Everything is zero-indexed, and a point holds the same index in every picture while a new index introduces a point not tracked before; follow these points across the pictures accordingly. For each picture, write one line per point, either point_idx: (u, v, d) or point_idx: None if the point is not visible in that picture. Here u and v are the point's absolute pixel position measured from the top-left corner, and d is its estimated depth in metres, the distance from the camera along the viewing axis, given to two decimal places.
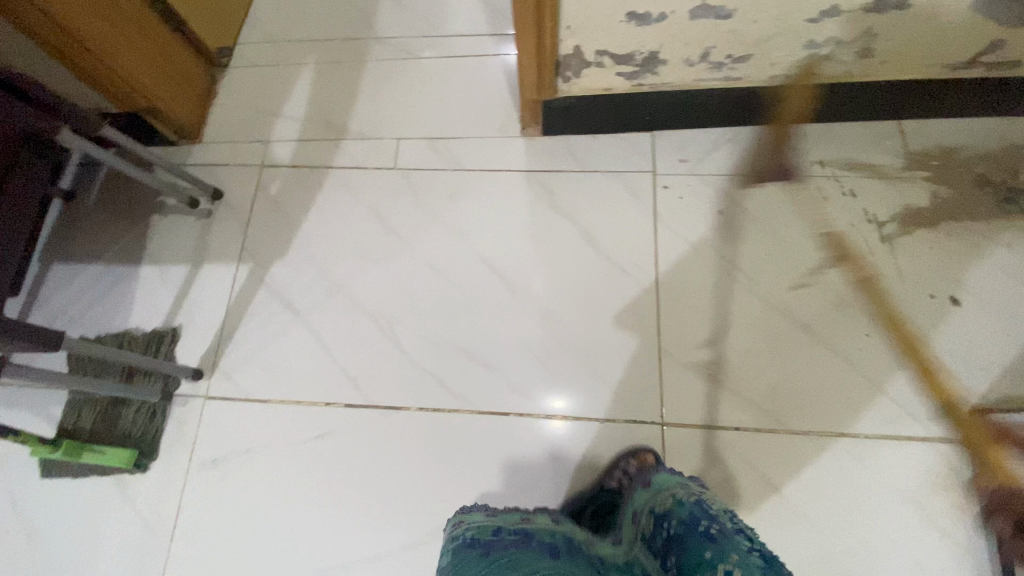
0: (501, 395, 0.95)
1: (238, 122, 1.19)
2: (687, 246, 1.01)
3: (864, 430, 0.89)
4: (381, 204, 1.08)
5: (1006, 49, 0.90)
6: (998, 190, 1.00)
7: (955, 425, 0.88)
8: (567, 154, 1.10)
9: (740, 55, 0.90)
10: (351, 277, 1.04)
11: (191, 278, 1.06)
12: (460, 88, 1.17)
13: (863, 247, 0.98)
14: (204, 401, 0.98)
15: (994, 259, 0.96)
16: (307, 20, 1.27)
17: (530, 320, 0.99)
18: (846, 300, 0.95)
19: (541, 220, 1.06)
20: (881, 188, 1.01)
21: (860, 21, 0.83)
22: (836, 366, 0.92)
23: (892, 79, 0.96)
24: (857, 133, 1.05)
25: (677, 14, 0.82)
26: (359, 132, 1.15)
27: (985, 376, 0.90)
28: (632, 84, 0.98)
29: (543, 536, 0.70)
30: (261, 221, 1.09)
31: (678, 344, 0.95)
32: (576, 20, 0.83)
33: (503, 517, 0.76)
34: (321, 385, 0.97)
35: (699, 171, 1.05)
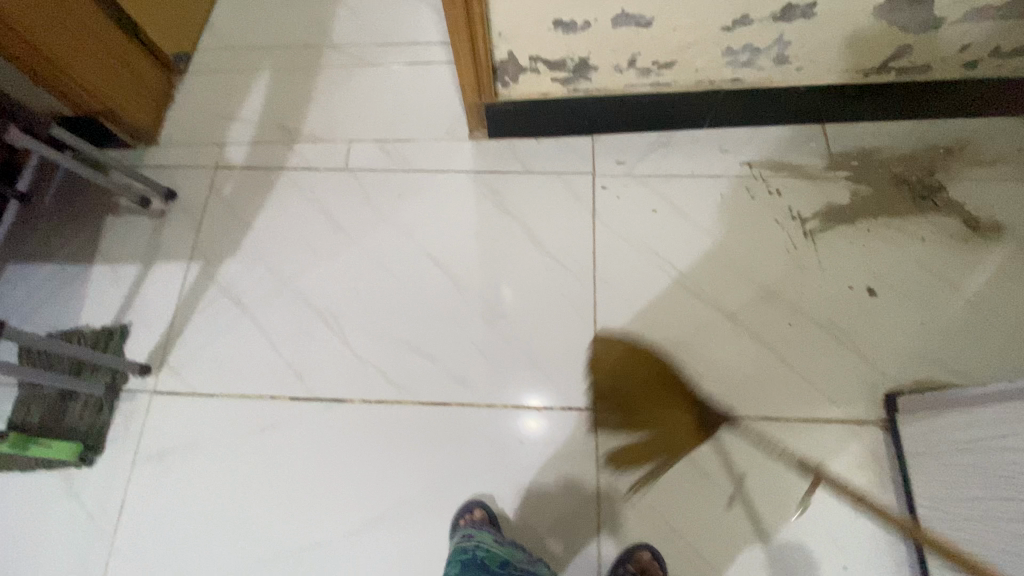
0: (443, 386, 0.99)
1: (194, 125, 1.22)
2: (623, 242, 1.06)
3: (785, 414, 0.94)
4: (331, 204, 1.12)
5: (911, 55, 0.96)
6: (914, 188, 1.07)
7: (871, 407, 0.93)
8: (512, 156, 1.14)
9: (665, 62, 0.96)
10: (300, 274, 1.07)
11: (142, 276, 1.08)
12: (410, 93, 1.21)
13: (787, 242, 1.04)
14: (152, 396, 0.99)
15: (909, 252, 1.02)
16: (264, 28, 1.31)
17: (473, 315, 1.03)
18: (770, 293, 1.01)
19: (485, 218, 1.10)
20: (804, 187, 1.08)
21: (772, 30, 0.89)
22: (760, 354, 0.97)
23: (810, 84, 1.03)
24: (784, 136, 1.12)
25: (600, 23, 0.87)
26: (311, 135, 1.18)
27: (899, 360, 0.95)
28: (568, 89, 1.03)
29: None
30: (213, 221, 1.12)
31: (613, 336, 1.00)
32: (507, 27, 0.88)
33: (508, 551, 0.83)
34: (268, 378, 1.00)
35: (635, 172, 1.11)
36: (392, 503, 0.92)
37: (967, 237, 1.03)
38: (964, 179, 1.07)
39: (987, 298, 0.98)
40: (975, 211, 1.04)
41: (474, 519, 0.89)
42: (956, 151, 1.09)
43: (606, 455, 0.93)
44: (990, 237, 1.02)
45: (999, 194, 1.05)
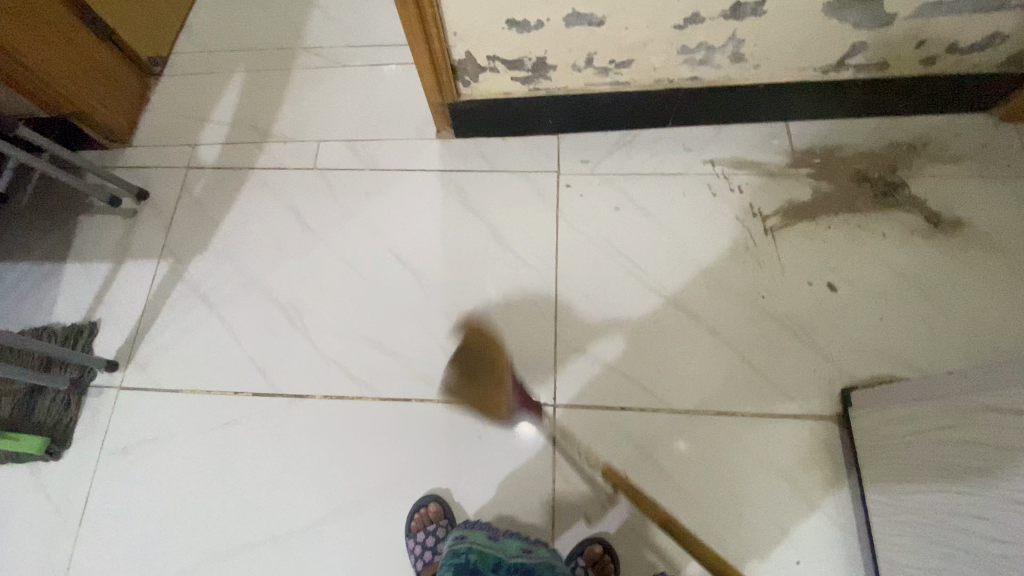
0: (403, 381, 0.99)
1: (167, 126, 1.24)
2: (585, 240, 1.07)
3: (742, 409, 0.94)
4: (298, 203, 1.14)
5: (867, 53, 0.97)
6: (876, 184, 1.07)
7: (827, 402, 0.93)
8: (478, 155, 1.16)
9: (622, 60, 0.97)
10: (265, 271, 1.08)
11: (113, 274, 1.10)
12: (380, 94, 1.23)
13: (748, 239, 1.04)
14: (118, 392, 1.01)
15: (869, 248, 1.02)
16: (239, 30, 1.33)
17: (436, 312, 1.04)
18: (731, 289, 1.01)
19: (450, 216, 1.11)
20: (766, 184, 1.08)
21: (724, 28, 0.90)
22: (719, 350, 0.98)
23: (770, 82, 1.04)
24: (747, 134, 1.12)
25: (553, 22, 0.88)
26: (282, 135, 1.20)
27: (857, 356, 0.95)
28: (529, 88, 1.04)
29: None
30: (184, 220, 1.14)
31: (573, 331, 1.01)
32: (462, 27, 0.89)
33: (503, 543, 0.77)
34: (232, 374, 1.01)
35: (599, 171, 1.12)
36: (350, 498, 0.93)
37: (928, 233, 1.03)
38: (927, 175, 1.07)
39: (947, 294, 0.98)
40: (937, 207, 1.05)
41: (429, 513, 0.90)
42: (919, 148, 1.09)
43: (563, 450, 0.94)
44: (952, 232, 1.02)
45: (961, 190, 1.05)
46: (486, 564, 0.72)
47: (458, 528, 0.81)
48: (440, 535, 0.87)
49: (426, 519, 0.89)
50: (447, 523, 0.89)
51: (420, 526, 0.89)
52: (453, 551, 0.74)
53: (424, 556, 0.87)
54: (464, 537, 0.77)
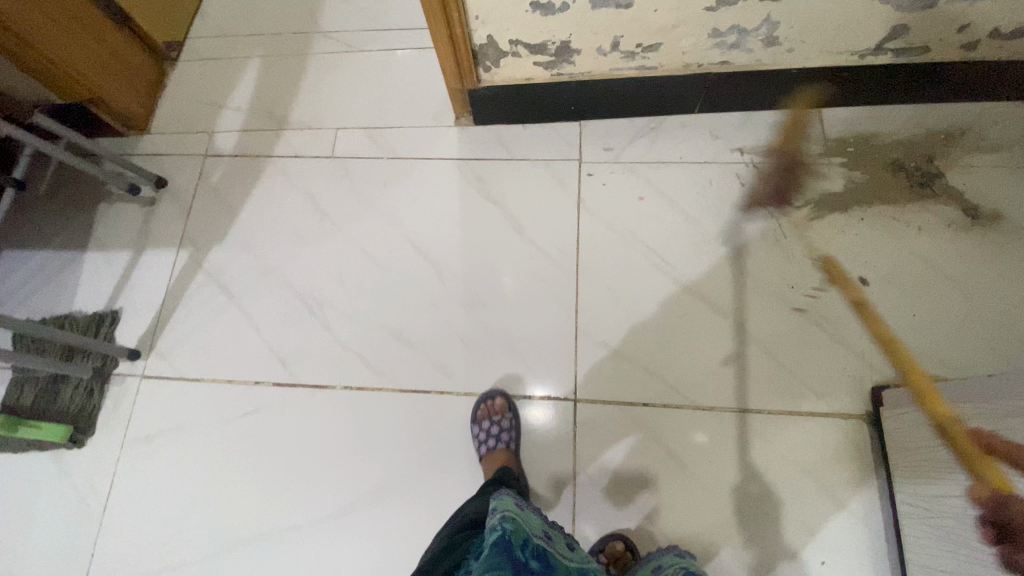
0: (422, 373, 0.98)
1: (185, 113, 1.22)
2: (607, 231, 1.05)
3: (767, 406, 0.91)
4: (316, 191, 1.13)
5: (908, 36, 0.92)
6: (911, 174, 1.03)
7: (857, 400, 0.90)
8: (498, 143, 1.13)
9: (649, 44, 0.93)
10: (283, 261, 1.08)
11: (133, 263, 1.10)
12: (397, 80, 1.20)
13: (776, 231, 1.01)
14: (140, 380, 1.02)
15: (903, 242, 0.99)
16: (255, 14, 1.31)
17: (454, 302, 1.02)
18: (759, 281, 0.99)
19: (469, 206, 1.09)
20: (796, 173, 1.05)
21: (757, 10, 0.86)
22: (744, 345, 0.95)
23: (804, 67, 0.99)
24: (777, 121, 1.09)
25: (578, 4, 0.85)
26: (299, 122, 1.19)
27: (888, 352, 0.93)
28: (551, 73, 1.01)
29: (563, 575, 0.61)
30: (202, 208, 1.13)
31: (595, 324, 0.99)
32: (483, 10, 0.86)
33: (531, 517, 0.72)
34: (252, 364, 1.01)
35: (622, 159, 1.09)
36: (369, 489, 0.93)
37: (965, 227, 0.99)
38: (965, 165, 1.03)
39: (986, 292, 0.95)
40: (975, 199, 1.00)
41: (494, 406, 0.93)
42: (958, 137, 1.05)
43: (584, 445, 0.92)
44: (990, 226, 0.98)
45: (1001, 181, 1.01)
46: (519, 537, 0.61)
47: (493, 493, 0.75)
48: (504, 424, 0.90)
49: (492, 412, 0.93)
50: (512, 416, 0.92)
51: (485, 416, 0.92)
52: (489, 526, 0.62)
53: (486, 443, 0.89)
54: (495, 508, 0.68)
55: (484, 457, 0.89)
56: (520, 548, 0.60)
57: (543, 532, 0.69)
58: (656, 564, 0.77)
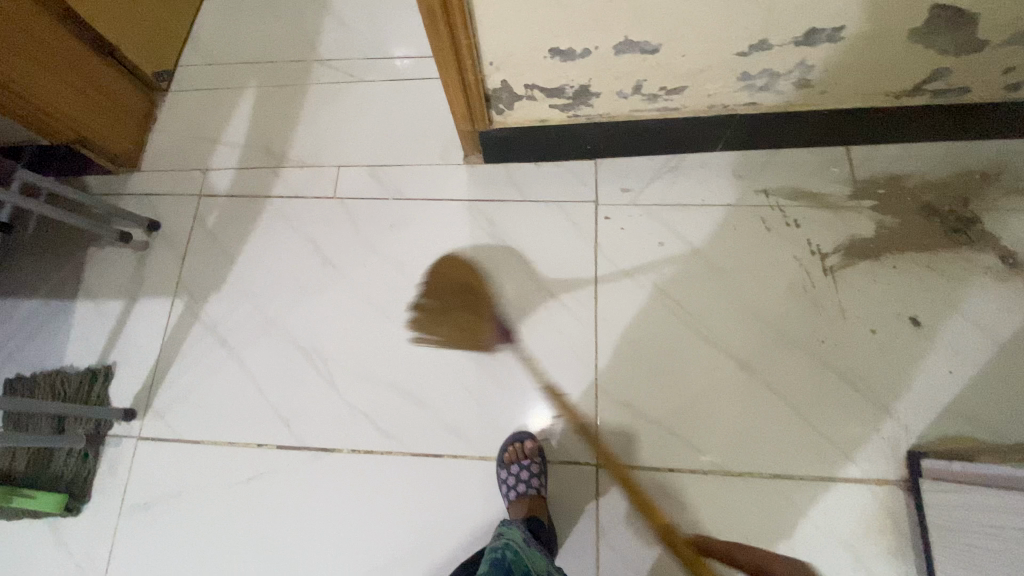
0: (434, 435, 0.93)
1: (176, 149, 1.16)
2: (627, 280, 1.00)
3: (798, 471, 0.88)
4: (318, 235, 1.07)
5: (948, 79, 0.87)
6: (946, 219, 0.98)
7: (892, 464, 0.86)
8: (510, 183, 1.07)
9: (673, 88, 0.88)
10: (284, 312, 1.02)
11: (126, 313, 1.05)
12: (402, 113, 1.14)
13: (805, 281, 0.96)
14: (137, 442, 0.97)
15: (938, 292, 0.94)
16: (249, 41, 1.24)
17: (467, 357, 0.97)
18: (787, 335, 0.94)
19: (480, 251, 1.03)
20: (824, 217, 1.00)
21: (792, 55, 0.80)
22: (772, 405, 0.91)
23: (835, 108, 0.94)
24: (803, 160, 1.03)
25: (601, 50, 0.79)
26: (299, 159, 1.12)
27: (923, 413, 0.89)
28: (568, 115, 0.95)
29: None
30: (197, 254, 1.07)
31: (615, 381, 0.94)
32: (499, 56, 0.80)
33: (544, 552, 0.77)
34: (255, 425, 0.96)
35: (641, 201, 1.04)
36: (381, 561, 0.88)
37: (1003, 275, 0.94)
38: (1002, 209, 0.98)
39: None
40: (1013, 244, 0.96)
41: (524, 448, 0.89)
42: (994, 177, 0.99)
43: (606, 512, 0.88)
44: None
45: None
46: (521, 567, 0.72)
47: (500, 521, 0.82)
48: (535, 469, 0.86)
49: (520, 454, 0.88)
50: (540, 460, 0.88)
51: (514, 458, 0.88)
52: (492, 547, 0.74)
53: (515, 489, 0.85)
54: (502, 534, 0.79)
55: (511, 503, 0.85)
56: None
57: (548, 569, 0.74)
58: None
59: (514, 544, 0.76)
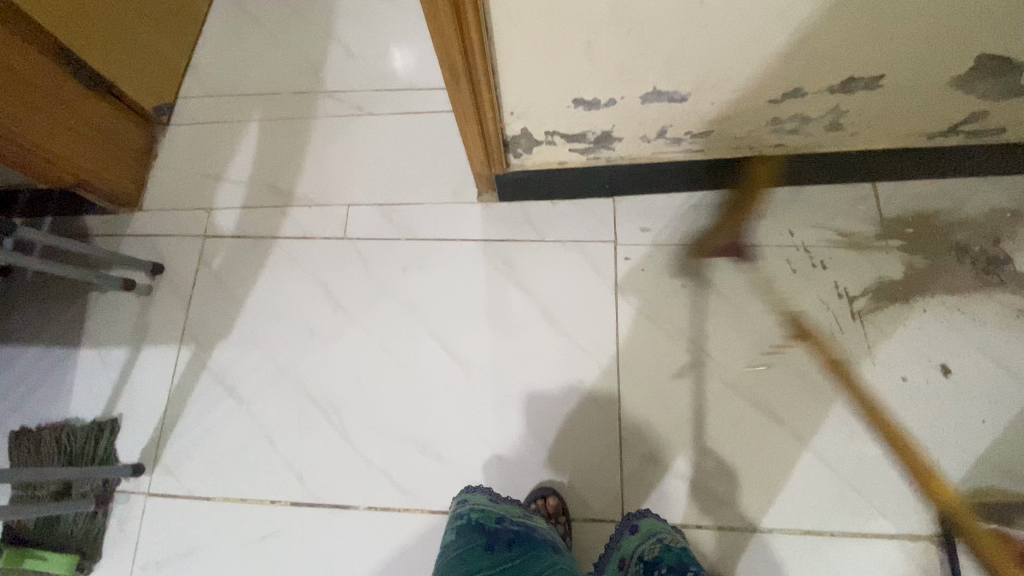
0: (453, 490, 0.91)
1: (179, 187, 1.12)
2: (648, 325, 0.97)
3: (829, 527, 0.85)
4: (328, 278, 1.03)
5: (984, 121, 0.84)
6: (977, 259, 0.95)
7: (926, 519, 0.84)
8: (525, 222, 1.04)
9: (699, 132, 0.84)
10: (295, 360, 0.99)
11: (132, 362, 1.02)
12: (412, 148, 1.10)
13: (833, 326, 0.94)
14: (146, 498, 0.94)
15: (969, 337, 0.92)
16: (252, 71, 1.20)
17: (486, 407, 0.94)
18: (815, 383, 0.92)
19: (497, 294, 1.00)
20: (852, 258, 0.97)
21: (826, 101, 0.77)
22: (802, 457, 0.89)
23: (864, 148, 0.91)
24: (829, 197, 1.00)
25: (628, 99, 0.75)
26: (306, 198, 1.09)
27: (956, 465, 0.86)
28: (588, 157, 0.92)
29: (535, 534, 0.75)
30: (204, 298, 1.04)
31: (638, 432, 0.92)
32: (520, 106, 0.77)
33: (508, 503, 0.82)
34: (268, 481, 0.93)
35: (662, 241, 1.01)
36: None
37: None
38: None
39: None
40: None
41: (548, 505, 0.86)
42: None
43: None
44: None
45: None
46: (491, 517, 0.77)
47: (459, 493, 0.86)
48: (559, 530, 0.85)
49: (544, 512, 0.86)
50: (564, 519, 0.87)
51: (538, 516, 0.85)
52: (456, 514, 0.79)
53: None
54: (465, 500, 0.82)
55: None
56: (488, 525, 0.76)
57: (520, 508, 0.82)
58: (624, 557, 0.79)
59: (479, 506, 0.80)
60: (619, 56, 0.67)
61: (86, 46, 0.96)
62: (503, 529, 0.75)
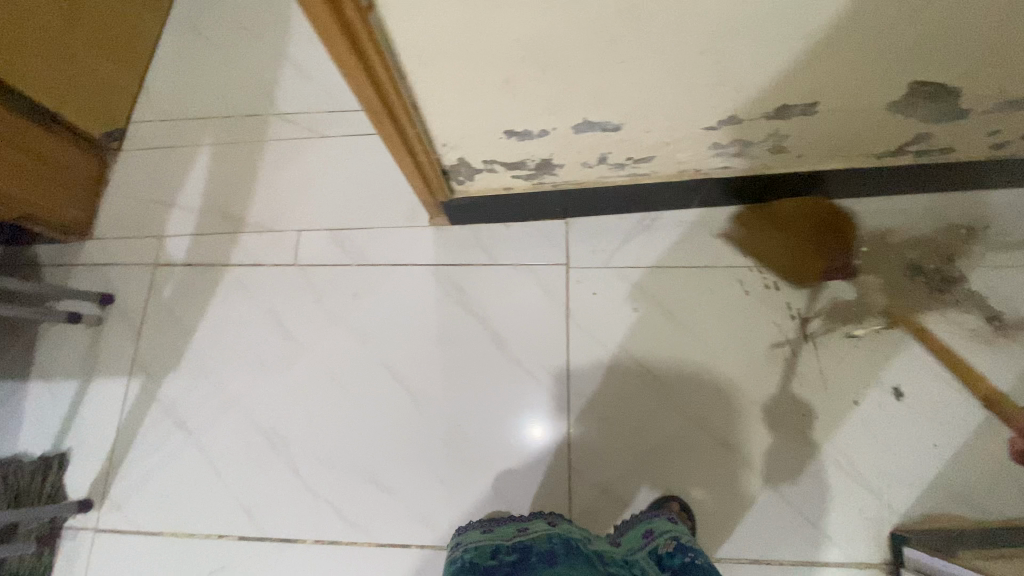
0: (402, 523, 0.90)
1: (130, 214, 1.11)
2: (599, 350, 0.96)
3: (777, 555, 0.85)
4: (278, 305, 1.02)
5: (931, 140, 0.83)
6: (931, 278, 0.94)
7: (873, 546, 0.84)
8: (477, 245, 1.02)
9: (641, 158, 0.83)
10: (244, 391, 0.98)
11: (81, 395, 1.01)
12: (364, 171, 1.09)
13: (784, 348, 0.93)
14: (95, 534, 0.94)
15: (922, 358, 0.91)
16: (205, 94, 1.18)
17: (435, 436, 0.94)
18: (766, 408, 0.91)
19: (448, 320, 0.99)
20: (806, 279, 0.95)
21: (764, 127, 0.76)
22: (751, 484, 0.88)
23: (813, 168, 0.89)
24: (783, 217, 0.98)
25: (560, 130, 0.74)
26: (256, 224, 1.07)
27: (905, 490, 0.86)
28: (533, 182, 0.91)
29: (541, 543, 0.68)
30: (153, 329, 1.03)
31: (587, 461, 0.91)
32: (452, 138, 0.76)
33: (499, 532, 0.75)
34: (216, 515, 0.92)
35: (614, 263, 0.99)
36: None
37: (988, 338, 0.91)
38: (989, 267, 0.94)
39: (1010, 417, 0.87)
40: (999, 305, 0.93)
41: None
42: (980, 232, 0.95)
43: None
44: (1016, 337, 0.91)
45: None
46: (485, 554, 0.68)
47: (452, 537, 0.78)
48: None
49: None
50: None
51: None
52: (450, 558, 0.71)
53: None
54: (459, 542, 0.75)
55: None
56: (488, 563, 0.67)
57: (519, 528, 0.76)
58: (649, 527, 0.78)
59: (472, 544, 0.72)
60: (542, 90, 0.66)
61: (10, 76, 0.91)
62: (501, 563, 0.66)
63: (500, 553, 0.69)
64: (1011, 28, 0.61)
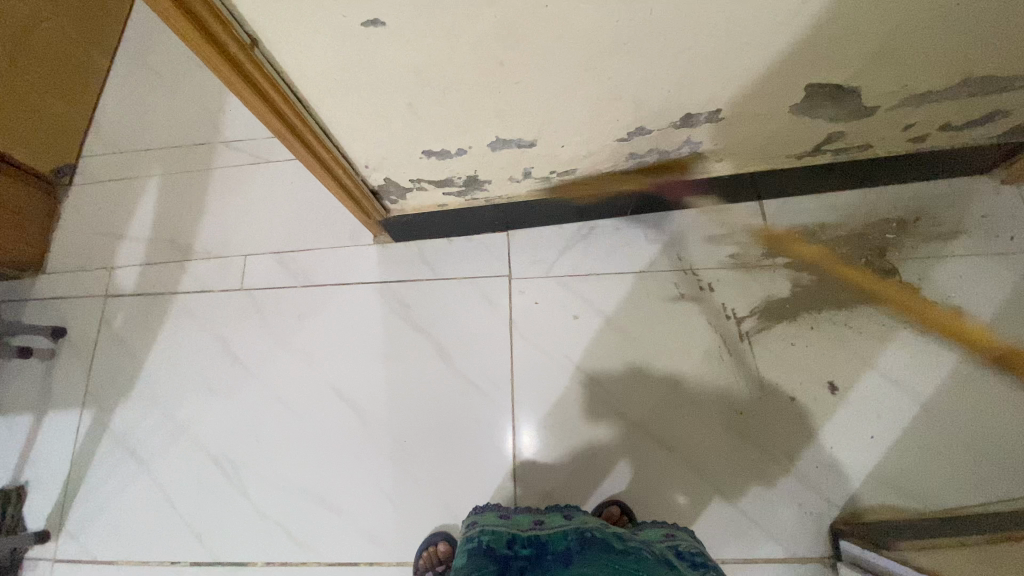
0: (350, 541, 0.91)
1: (81, 247, 1.12)
2: (541, 358, 0.97)
3: (719, 554, 0.86)
4: (227, 330, 1.03)
5: (845, 139, 0.85)
6: (863, 273, 0.95)
7: (813, 541, 0.85)
8: (420, 261, 1.04)
9: (563, 170, 0.85)
10: (194, 416, 0.99)
11: (36, 428, 1.02)
12: (308, 194, 1.11)
13: (720, 348, 0.94)
14: (51, 566, 0.94)
15: (856, 352, 0.92)
16: (153, 125, 1.20)
17: (382, 453, 0.95)
18: (705, 408, 0.92)
19: (393, 336, 1.01)
20: (740, 279, 0.97)
21: (675, 135, 0.78)
22: (692, 485, 0.89)
23: (737, 171, 0.91)
24: (717, 219, 1.00)
25: (475, 148, 0.76)
26: (204, 251, 1.09)
27: (842, 484, 0.87)
28: (466, 198, 0.93)
29: (556, 541, 0.66)
30: (105, 359, 1.04)
31: (532, 470, 0.92)
32: (373, 160, 0.78)
33: (517, 522, 0.73)
34: (169, 541, 0.93)
35: (554, 272, 1.01)
36: None
37: (921, 329, 0.92)
38: (920, 258, 0.95)
39: (943, 406, 0.89)
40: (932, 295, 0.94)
41: (438, 552, 0.86)
42: (910, 224, 0.97)
43: None
44: (947, 325, 0.92)
45: (958, 273, 0.94)
46: (502, 540, 0.67)
47: (469, 517, 0.78)
48: None
49: (435, 557, 0.86)
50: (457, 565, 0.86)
51: (428, 564, 0.86)
52: (467, 537, 0.69)
53: None
54: (475, 523, 0.73)
55: None
56: (502, 549, 0.65)
57: (536, 522, 0.74)
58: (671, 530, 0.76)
59: (490, 528, 0.70)
60: (447, 111, 0.68)
61: None
62: (515, 555, 0.64)
63: (514, 543, 0.66)
64: (893, 31, 0.62)
